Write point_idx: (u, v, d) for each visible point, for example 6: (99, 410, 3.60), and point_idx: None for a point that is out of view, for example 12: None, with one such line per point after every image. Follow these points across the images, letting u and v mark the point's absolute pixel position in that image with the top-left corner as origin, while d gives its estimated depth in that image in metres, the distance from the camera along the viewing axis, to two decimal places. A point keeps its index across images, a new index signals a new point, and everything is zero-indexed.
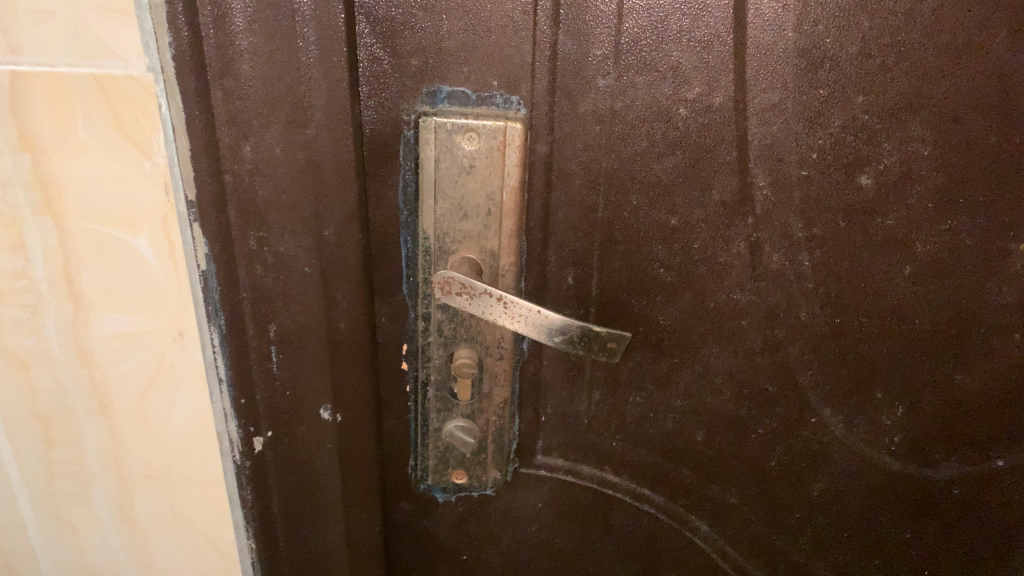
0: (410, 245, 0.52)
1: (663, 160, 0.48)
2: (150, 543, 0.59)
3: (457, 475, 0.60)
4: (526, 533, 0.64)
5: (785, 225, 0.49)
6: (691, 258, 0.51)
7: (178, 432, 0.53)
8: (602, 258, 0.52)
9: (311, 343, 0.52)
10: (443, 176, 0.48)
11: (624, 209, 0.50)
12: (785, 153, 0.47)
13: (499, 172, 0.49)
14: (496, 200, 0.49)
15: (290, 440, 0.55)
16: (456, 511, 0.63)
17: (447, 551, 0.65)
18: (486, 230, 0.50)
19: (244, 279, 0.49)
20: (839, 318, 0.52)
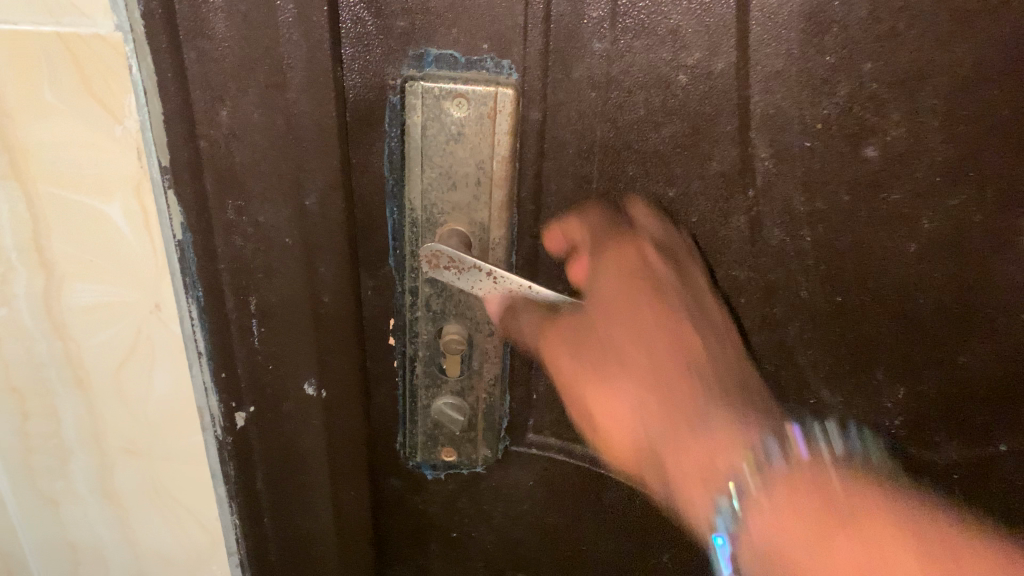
0: (396, 216, 0.50)
1: (660, 130, 0.46)
2: (131, 519, 0.58)
3: (446, 453, 0.58)
4: (518, 510, 0.63)
5: (786, 198, 0.47)
6: (688, 233, 0.50)
7: (157, 407, 0.52)
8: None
9: (294, 317, 0.49)
10: (431, 145, 0.47)
11: (619, 179, 0.49)
12: (789, 124, 0.45)
13: (489, 141, 0.47)
14: (485, 169, 0.48)
15: (273, 416, 0.53)
16: (446, 488, 0.62)
17: (437, 528, 0.64)
18: (475, 201, 0.49)
19: (222, 249, 0.47)
20: (839, 297, 0.51)
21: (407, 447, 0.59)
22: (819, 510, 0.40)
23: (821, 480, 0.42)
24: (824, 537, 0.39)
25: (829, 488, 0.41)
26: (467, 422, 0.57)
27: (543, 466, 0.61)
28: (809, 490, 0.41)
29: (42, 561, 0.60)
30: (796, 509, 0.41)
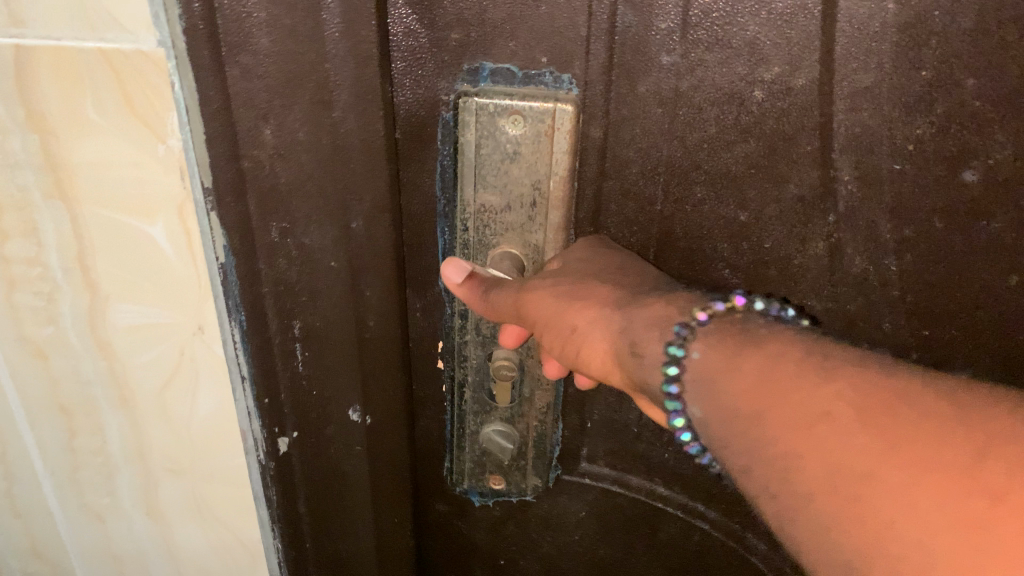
0: (447, 237, 0.48)
1: (733, 149, 0.43)
2: (176, 535, 0.57)
3: (495, 480, 0.56)
4: (568, 540, 0.60)
5: (870, 224, 0.43)
6: (760, 258, 0.46)
7: (201, 426, 0.50)
8: (660, 257, 0.48)
9: (338, 340, 0.47)
10: (484, 164, 0.44)
11: (687, 201, 0.45)
12: (877, 144, 0.41)
13: (546, 159, 0.44)
14: (542, 189, 0.45)
15: (316, 441, 0.52)
16: (493, 514, 0.59)
17: (484, 553, 0.62)
18: (531, 221, 0.46)
19: (266, 271, 0.45)
20: (927, 331, 0.46)
21: (454, 473, 0.57)
22: (788, 386, 0.32)
23: (808, 361, 0.32)
24: (782, 383, 0.32)
25: (815, 361, 0.32)
26: (517, 450, 0.54)
27: (595, 497, 0.58)
28: (792, 360, 0.32)
29: (89, 570, 0.60)
30: (752, 372, 0.33)
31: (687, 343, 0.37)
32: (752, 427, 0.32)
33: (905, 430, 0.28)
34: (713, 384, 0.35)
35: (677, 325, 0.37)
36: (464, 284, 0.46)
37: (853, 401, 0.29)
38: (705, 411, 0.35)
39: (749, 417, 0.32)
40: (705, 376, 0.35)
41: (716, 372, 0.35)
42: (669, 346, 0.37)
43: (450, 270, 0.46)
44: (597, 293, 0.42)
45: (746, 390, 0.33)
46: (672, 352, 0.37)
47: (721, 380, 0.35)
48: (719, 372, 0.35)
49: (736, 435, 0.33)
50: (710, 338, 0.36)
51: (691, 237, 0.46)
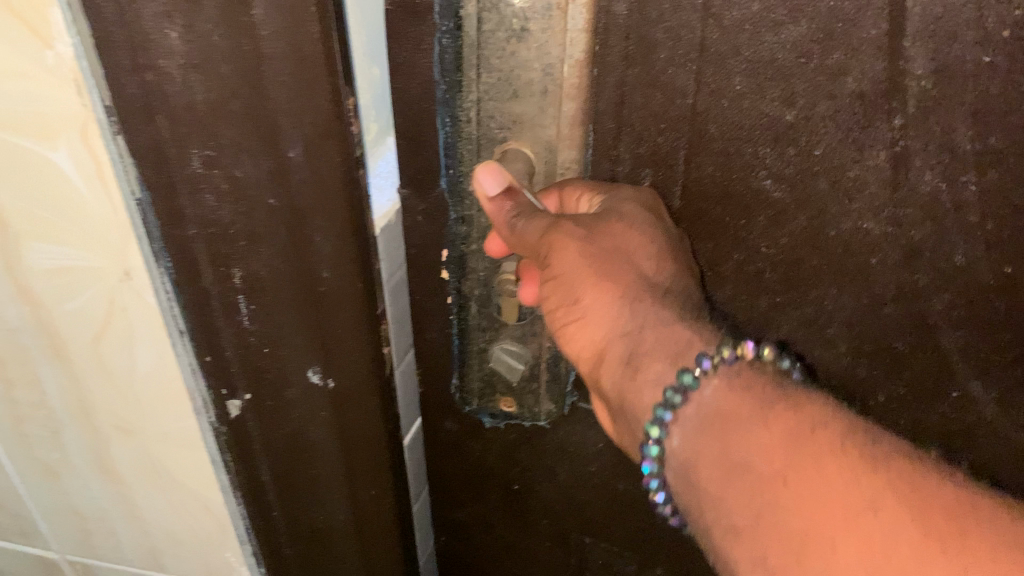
0: (448, 129, 0.43)
1: (781, 33, 0.35)
2: (135, 495, 0.54)
3: (505, 402, 0.52)
4: (586, 471, 0.56)
5: (946, 130, 0.35)
6: (807, 167, 0.39)
7: (144, 385, 0.47)
8: (690, 155, 0.40)
9: (285, 294, 0.43)
10: (488, 44, 0.39)
11: (722, 96, 0.38)
12: (959, 29, 0.33)
13: (559, 40, 0.38)
14: (553, 76, 0.39)
15: (274, 404, 0.48)
16: (506, 438, 0.56)
17: (499, 478, 0.59)
18: (542, 114, 0.40)
19: (189, 210, 0.39)
20: (1011, 268, 0.38)
21: (463, 392, 0.53)
22: (826, 469, 0.30)
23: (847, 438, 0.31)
24: (811, 464, 0.30)
25: (857, 442, 0.30)
26: (528, 372, 0.50)
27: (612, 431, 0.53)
28: (829, 433, 0.31)
29: (56, 529, 0.59)
30: (775, 436, 0.32)
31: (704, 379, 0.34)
32: (758, 485, 0.31)
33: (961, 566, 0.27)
34: (723, 432, 0.33)
35: (700, 357, 0.35)
36: (497, 201, 0.40)
37: (899, 500, 0.29)
38: (694, 449, 0.34)
39: (761, 478, 0.31)
40: (714, 414, 0.34)
41: (736, 418, 0.33)
42: (683, 373, 0.34)
43: (490, 179, 0.40)
44: (614, 273, 0.38)
45: (765, 452, 0.31)
46: (683, 380, 0.34)
47: (737, 435, 0.32)
48: (743, 422, 0.33)
49: (740, 493, 0.31)
50: (730, 379, 0.34)
51: (728, 135, 0.39)
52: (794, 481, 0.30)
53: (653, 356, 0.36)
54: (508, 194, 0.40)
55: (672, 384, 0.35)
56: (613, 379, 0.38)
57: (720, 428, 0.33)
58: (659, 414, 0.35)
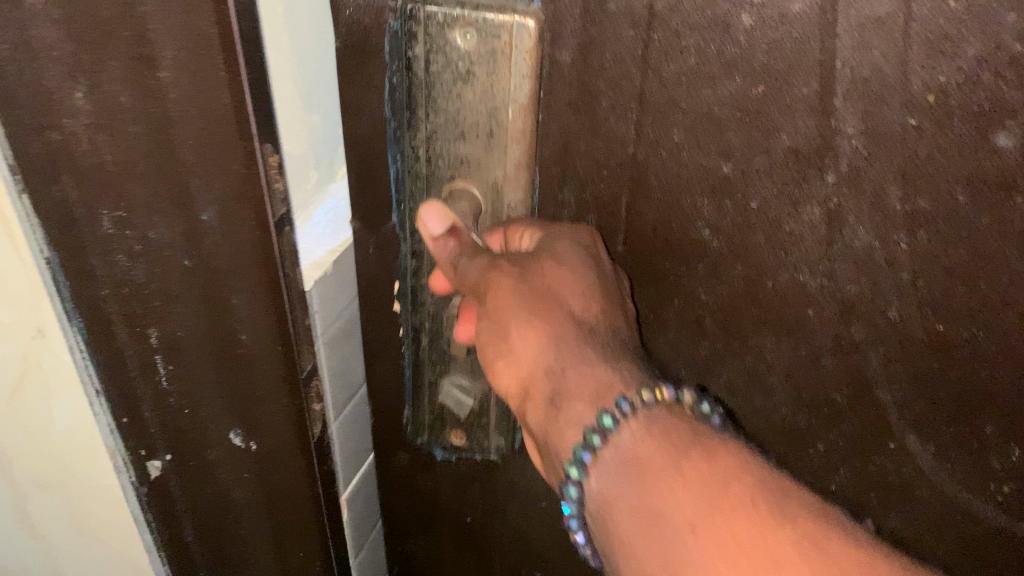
0: (397, 165, 0.43)
1: (719, 86, 0.36)
2: (59, 550, 0.54)
3: (454, 436, 0.53)
4: (535, 509, 0.56)
5: (878, 190, 0.36)
6: (745, 217, 0.39)
7: (61, 440, 0.47)
8: (630, 201, 0.41)
9: (202, 352, 0.43)
10: (437, 83, 0.39)
11: (662, 146, 0.39)
12: (888, 90, 0.33)
13: (503, 83, 0.39)
14: (500, 117, 0.40)
15: (196, 464, 0.48)
16: (457, 472, 0.56)
17: (450, 512, 0.59)
18: (489, 154, 0.41)
19: (100, 265, 0.40)
20: (944, 326, 0.38)
21: (412, 425, 0.54)
22: (736, 528, 0.29)
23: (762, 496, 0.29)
24: (723, 524, 0.29)
25: (769, 500, 0.29)
26: (475, 408, 0.50)
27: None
28: (742, 489, 0.30)
29: None
30: (694, 486, 0.30)
31: (624, 421, 0.33)
32: (683, 548, 0.29)
33: None
34: (642, 480, 0.31)
35: (622, 398, 0.33)
36: (442, 240, 0.42)
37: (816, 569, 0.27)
38: (609, 495, 0.32)
39: (673, 533, 0.30)
40: (631, 461, 0.32)
41: (651, 468, 0.31)
42: (603, 415, 0.33)
43: (436, 219, 0.42)
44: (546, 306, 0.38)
45: (684, 507, 0.30)
46: (604, 423, 0.33)
47: (655, 485, 0.31)
48: (658, 472, 0.31)
49: (654, 544, 0.30)
50: (648, 421, 0.33)
51: (668, 184, 0.40)
52: (705, 531, 0.29)
53: (579, 392, 0.35)
54: (454, 233, 0.42)
55: (591, 425, 0.33)
56: (539, 419, 0.36)
57: (638, 475, 0.32)
58: (580, 455, 0.33)
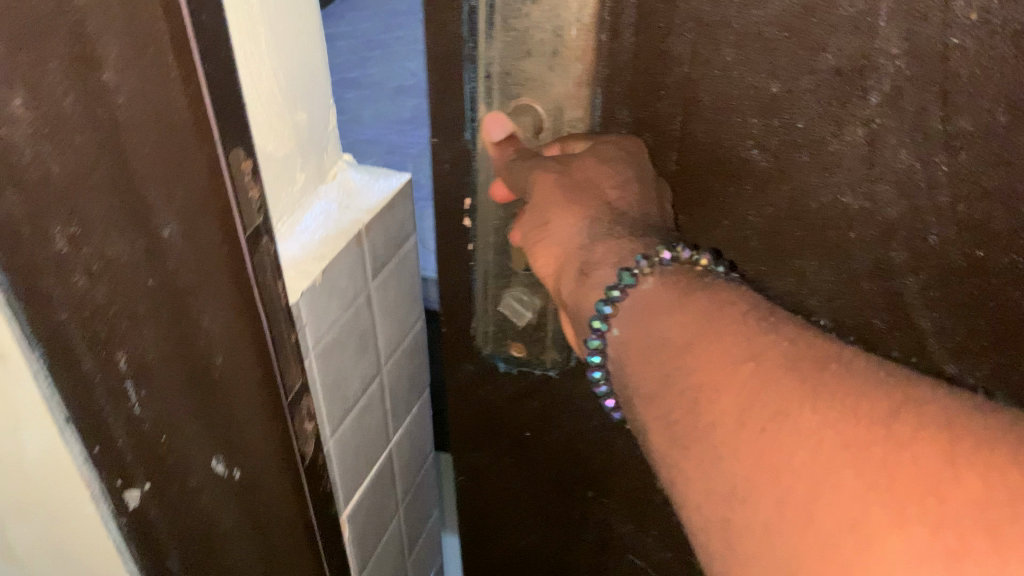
0: (473, 84, 0.45)
1: (769, 5, 0.38)
2: None
3: (514, 348, 0.57)
4: (588, 426, 0.59)
5: (920, 110, 0.37)
6: (790, 138, 0.41)
7: (31, 468, 0.37)
8: (683, 122, 0.43)
9: (179, 366, 0.38)
10: (510, 1, 0.41)
11: (714, 66, 0.41)
12: (931, 7, 0.35)
13: (568, 2, 0.41)
14: (564, 36, 0.42)
15: (176, 492, 0.41)
16: (516, 385, 0.59)
17: (510, 425, 0.62)
18: (552, 73, 0.43)
19: (60, 294, 0.32)
20: (982, 250, 0.39)
21: (475, 338, 0.57)
22: (726, 328, 0.34)
23: (752, 313, 0.35)
24: (707, 338, 0.34)
25: (756, 317, 0.35)
26: (533, 320, 0.54)
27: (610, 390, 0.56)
28: (734, 313, 0.35)
29: None
30: (699, 314, 0.35)
31: (640, 275, 0.38)
32: (682, 359, 0.34)
33: (873, 451, 0.28)
34: (650, 319, 0.37)
35: (640, 256, 0.38)
36: (502, 143, 0.46)
37: (788, 354, 0.32)
38: (629, 336, 0.38)
39: (672, 346, 0.35)
40: (645, 305, 0.37)
41: (658, 308, 0.37)
42: (623, 272, 0.38)
43: (496, 125, 0.46)
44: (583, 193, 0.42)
45: (685, 330, 0.35)
46: (623, 279, 0.38)
47: (666, 323, 0.36)
48: (662, 309, 0.37)
49: (653, 360, 0.36)
50: (662, 276, 0.38)
51: (717, 105, 0.42)
52: (701, 343, 0.34)
53: (605, 259, 0.40)
54: (511, 139, 0.46)
55: (613, 282, 0.39)
56: (570, 289, 0.41)
57: (650, 319, 0.37)
58: (602, 308, 0.38)
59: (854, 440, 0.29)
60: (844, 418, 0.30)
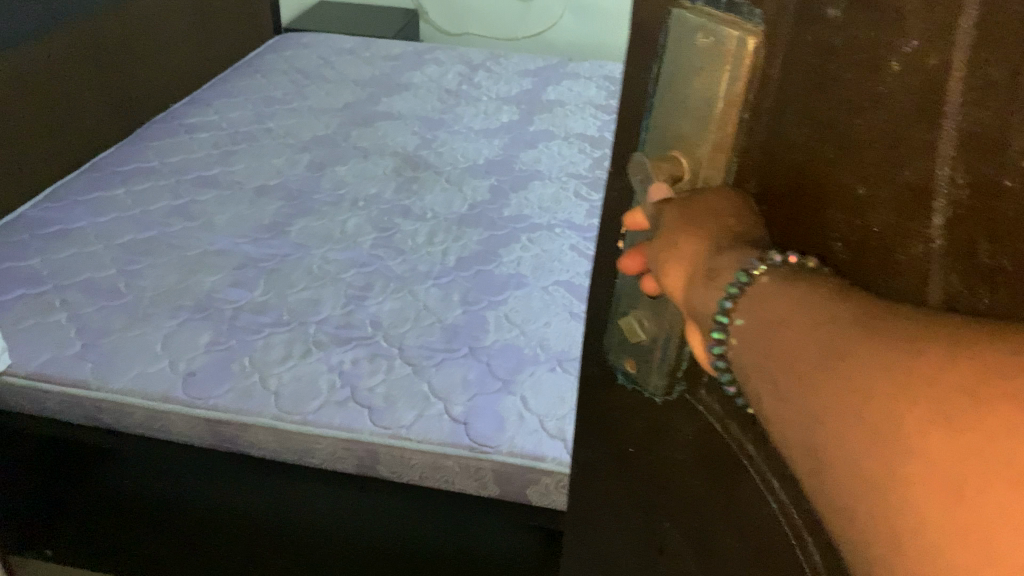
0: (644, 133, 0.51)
1: (867, 118, 0.41)
2: None
3: (628, 364, 0.57)
4: (674, 460, 0.58)
5: (969, 245, 0.37)
6: (862, 243, 0.43)
7: None
8: (788, 200, 0.47)
9: None
10: (678, 67, 0.48)
11: (820, 159, 0.44)
12: (991, 148, 0.36)
13: (721, 80, 0.46)
14: (713, 109, 0.47)
15: None
16: (618, 408, 0.60)
17: (608, 438, 0.62)
18: (701, 137, 0.48)
19: None
20: None
21: (602, 346, 0.59)
22: (838, 313, 0.42)
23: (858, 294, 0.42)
24: (819, 319, 0.42)
25: (866, 310, 0.41)
26: (649, 343, 0.55)
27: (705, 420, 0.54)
28: (847, 306, 0.42)
29: None
30: (794, 297, 0.44)
31: (754, 273, 0.46)
32: (798, 335, 0.43)
33: (922, 386, 0.37)
34: (762, 306, 0.45)
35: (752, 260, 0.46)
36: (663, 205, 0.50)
37: (878, 344, 0.39)
38: (748, 321, 0.46)
39: (790, 325, 0.44)
40: (761, 294, 0.45)
41: (766, 296, 0.45)
42: (740, 272, 0.46)
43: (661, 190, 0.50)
44: (706, 215, 0.49)
45: (784, 310, 0.44)
46: (740, 277, 0.46)
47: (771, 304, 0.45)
48: (773, 296, 0.45)
49: (775, 336, 0.44)
50: (778, 275, 0.45)
51: (813, 192, 0.45)
52: (800, 322, 0.43)
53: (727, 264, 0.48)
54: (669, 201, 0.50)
55: (732, 281, 0.47)
56: (697, 290, 0.49)
57: (760, 306, 0.45)
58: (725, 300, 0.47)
59: (898, 369, 0.38)
60: (902, 361, 0.38)
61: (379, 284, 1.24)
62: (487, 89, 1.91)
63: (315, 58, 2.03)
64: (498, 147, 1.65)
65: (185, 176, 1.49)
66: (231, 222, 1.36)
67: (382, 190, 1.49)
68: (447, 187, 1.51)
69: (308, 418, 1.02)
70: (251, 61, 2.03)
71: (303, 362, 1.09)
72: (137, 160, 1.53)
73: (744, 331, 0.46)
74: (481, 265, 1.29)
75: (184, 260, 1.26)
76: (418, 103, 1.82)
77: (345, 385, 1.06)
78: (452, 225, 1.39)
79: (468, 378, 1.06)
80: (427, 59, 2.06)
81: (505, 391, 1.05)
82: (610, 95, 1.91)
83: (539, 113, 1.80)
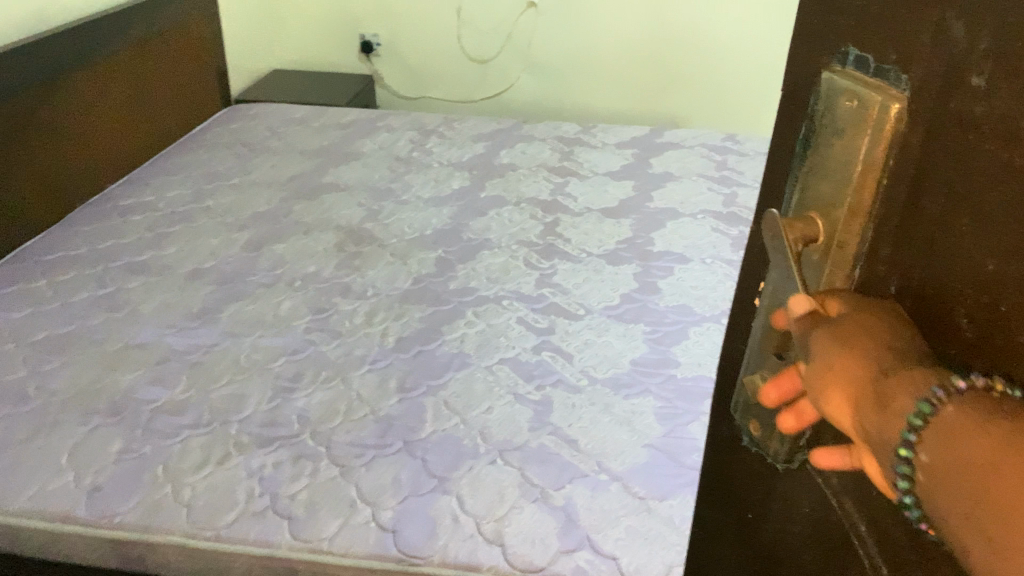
0: (789, 196, 0.43)
1: (1000, 191, 0.30)
2: None
3: (753, 425, 0.47)
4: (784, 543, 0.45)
5: None
6: (1003, 344, 0.30)
7: None
8: (928, 280, 0.35)
9: None
10: (824, 128, 0.40)
11: (953, 227, 0.33)
12: None
13: (856, 147, 0.37)
14: (847, 175, 0.38)
15: None
16: (742, 473, 0.50)
17: (730, 507, 0.52)
18: (836, 203, 0.39)
19: None
20: None
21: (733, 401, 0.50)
22: None
23: None
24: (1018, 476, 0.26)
25: None
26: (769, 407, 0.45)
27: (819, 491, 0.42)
28: None
29: None
30: (1000, 438, 0.28)
31: (940, 409, 0.30)
32: (988, 492, 0.27)
33: None
34: (951, 446, 0.29)
35: (936, 384, 0.31)
36: (803, 320, 0.39)
37: None
38: (936, 465, 0.30)
39: (981, 474, 0.28)
40: (952, 435, 0.29)
41: (960, 438, 0.29)
42: (922, 402, 0.31)
43: (800, 301, 0.39)
44: (862, 331, 0.35)
45: (987, 455, 0.28)
46: (921, 408, 0.31)
47: (972, 449, 0.29)
48: (963, 434, 0.29)
49: (962, 493, 0.29)
50: (976, 407, 0.29)
51: (945, 265, 0.33)
52: (999, 474, 0.27)
53: (899, 386, 0.32)
54: (815, 315, 0.39)
55: (911, 412, 0.31)
56: (864, 419, 0.34)
57: (959, 451, 0.29)
58: (910, 436, 0.31)
59: None
60: None
61: (309, 373, 1.09)
62: (438, 155, 1.81)
63: (262, 130, 1.92)
64: (449, 214, 1.54)
65: (114, 264, 1.34)
66: (158, 310, 1.22)
67: (322, 267, 1.35)
68: (391, 260, 1.37)
69: (221, 533, 0.87)
70: (195, 135, 1.91)
71: (220, 469, 0.93)
72: (65, 248, 1.39)
73: (930, 479, 0.30)
74: (423, 345, 1.14)
75: (101, 356, 1.11)
76: (366, 173, 1.71)
77: (264, 493, 0.90)
78: (394, 303, 1.24)
79: (399, 479, 0.91)
80: (379, 126, 1.97)
81: (440, 490, 0.90)
82: (565, 156, 1.83)
83: (491, 178, 1.70)
